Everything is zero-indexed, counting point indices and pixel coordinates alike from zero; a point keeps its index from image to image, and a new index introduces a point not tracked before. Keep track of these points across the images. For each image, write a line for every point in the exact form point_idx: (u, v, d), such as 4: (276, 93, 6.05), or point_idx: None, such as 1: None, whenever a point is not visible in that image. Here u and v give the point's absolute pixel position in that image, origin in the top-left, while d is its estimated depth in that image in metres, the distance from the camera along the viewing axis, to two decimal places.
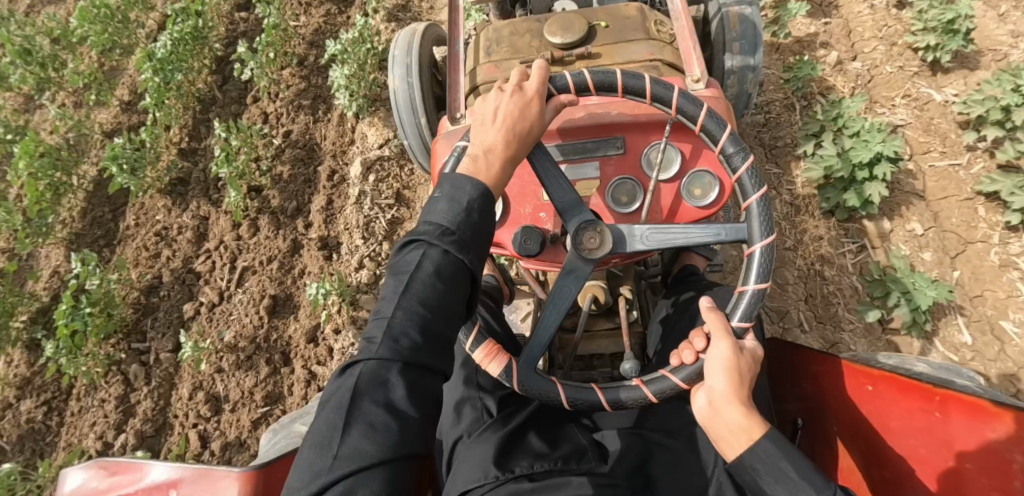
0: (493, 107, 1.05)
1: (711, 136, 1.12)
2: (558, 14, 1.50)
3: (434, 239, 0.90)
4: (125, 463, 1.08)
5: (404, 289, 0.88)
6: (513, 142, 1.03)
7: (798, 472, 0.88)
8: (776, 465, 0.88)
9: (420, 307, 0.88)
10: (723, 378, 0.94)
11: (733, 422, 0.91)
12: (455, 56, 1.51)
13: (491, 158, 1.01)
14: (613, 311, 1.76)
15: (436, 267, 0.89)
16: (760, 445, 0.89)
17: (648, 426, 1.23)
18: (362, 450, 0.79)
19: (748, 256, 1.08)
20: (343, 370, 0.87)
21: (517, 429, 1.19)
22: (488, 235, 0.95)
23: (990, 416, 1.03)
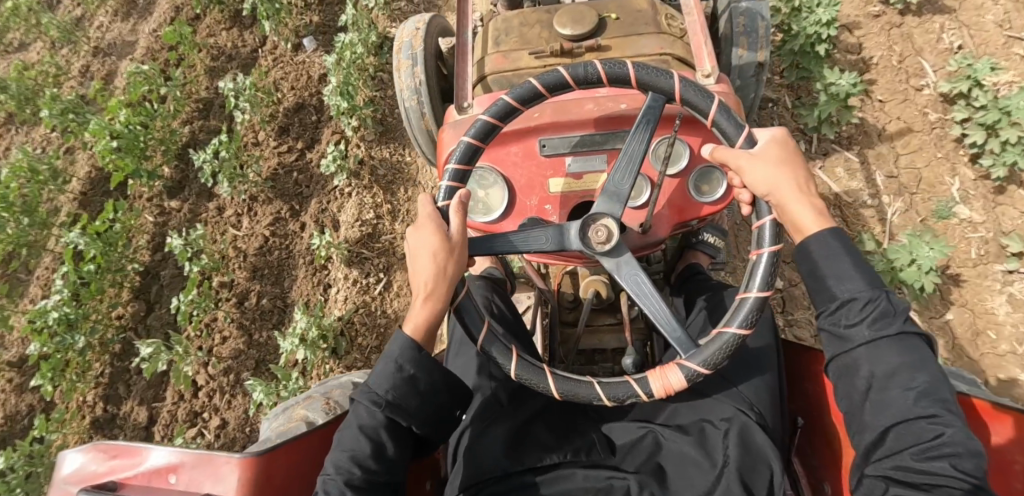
0: (414, 246, 1.11)
1: (721, 129, 1.11)
2: (569, 5, 1.49)
3: (361, 399, 1.06)
4: (124, 446, 1.08)
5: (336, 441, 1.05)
6: (439, 271, 1.08)
7: (856, 271, 0.97)
8: (836, 256, 0.99)
9: (349, 459, 1.02)
10: (785, 177, 1.05)
11: (804, 222, 1.03)
12: (463, 45, 1.50)
13: (418, 309, 1.09)
14: (614, 306, 1.78)
15: (362, 421, 1.05)
16: (825, 237, 1.01)
17: (660, 420, 1.21)
18: None
19: (755, 259, 1.07)
20: None
21: (526, 423, 1.22)
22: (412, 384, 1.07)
23: (992, 419, 1.03)
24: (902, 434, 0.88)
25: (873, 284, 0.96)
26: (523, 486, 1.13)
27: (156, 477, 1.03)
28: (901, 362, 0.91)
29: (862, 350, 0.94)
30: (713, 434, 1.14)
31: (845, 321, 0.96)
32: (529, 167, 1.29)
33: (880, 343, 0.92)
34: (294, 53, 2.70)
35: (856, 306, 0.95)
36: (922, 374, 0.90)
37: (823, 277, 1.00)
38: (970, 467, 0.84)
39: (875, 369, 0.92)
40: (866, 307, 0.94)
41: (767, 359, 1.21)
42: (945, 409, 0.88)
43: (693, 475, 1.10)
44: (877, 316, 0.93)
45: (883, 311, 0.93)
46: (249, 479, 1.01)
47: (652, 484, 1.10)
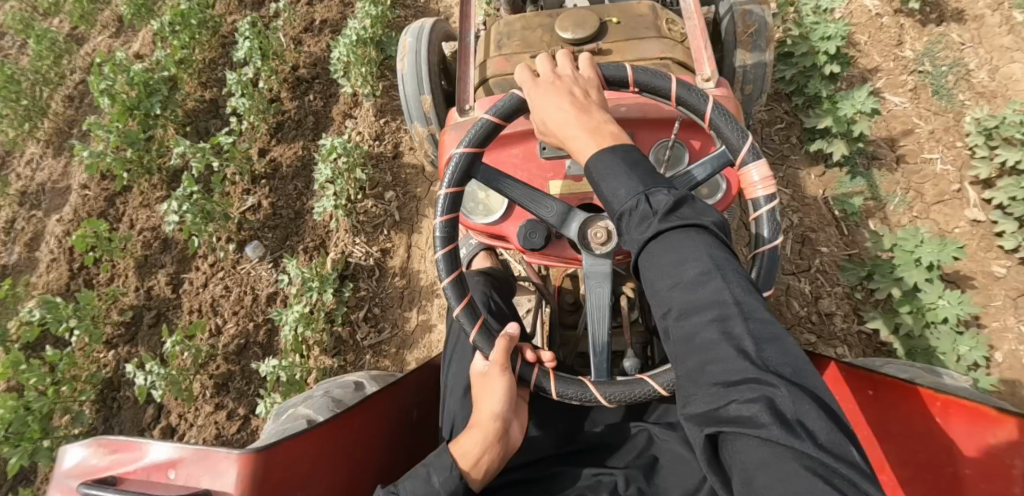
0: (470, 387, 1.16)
1: (718, 131, 1.11)
2: (570, 10, 1.50)
3: None
4: (124, 440, 1.08)
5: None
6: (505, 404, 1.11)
7: (626, 175, 0.92)
8: (610, 171, 0.94)
9: None
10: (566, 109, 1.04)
11: (580, 148, 1.01)
12: (466, 48, 1.51)
13: (472, 440, 1.10)
14: (614, 309, 1.77)
15: None
16: (603, 153, 0.97)
17: (652, 418, 1.22)
18: None
19: (755, 256, 1.07)
20: None
21: None
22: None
23: (990, 422, 1.04)
24: (692, 348, 0.79)
25: (646, 186, 0.90)
26: (515, 481, 1.17)
27: (157, 471, 1.05)
28: (670, 260, 0.83)
29: (643, 261, 0.87)
30: None
31: (624, 234, 0.90)
32: (528, 168, 1.30)
33: (650, 245, 0.86)
34: (235, 260, 2.39)
35: (627, 216, 0.89)
36: (691, 266, 0.82)
37: (602, 191, 0.95)
38: (768, 362, 0.74)
39: (651, 276, 0.86)
40: (634, 211, 0.89)
41: None
42: (719, 301, 0.79)
43: (680, 474, 1.11)
44: (637, 219, 0.88)
45: (645, 213, 0.88)
46: (248, 474, 1.02)
47: (640, 481, 1.11)
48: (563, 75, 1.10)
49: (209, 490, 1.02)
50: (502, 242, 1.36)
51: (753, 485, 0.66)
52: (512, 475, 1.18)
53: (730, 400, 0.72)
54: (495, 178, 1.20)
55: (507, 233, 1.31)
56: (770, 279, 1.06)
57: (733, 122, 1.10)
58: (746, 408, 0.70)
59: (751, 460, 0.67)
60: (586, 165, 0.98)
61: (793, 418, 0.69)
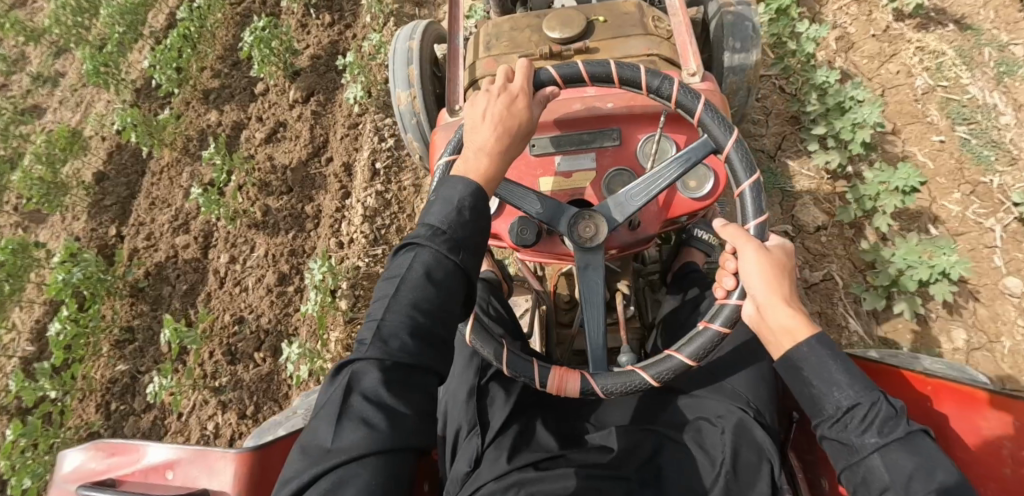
0: (479, 111, 1.08)
1: (691, 113, 1.16)
2: (557, 10, 1.52)
3: (426, 241, 0.93)
4: (123, 444, 1.10)
5: (395, 293, 0.91)
6: (505, 138, 1.05)
7: (843, 377, 0.94)
8: (824, 364, 0.95)
9: (411, 308, 0.90)
10: (762, 280, 1.01)
11: (786, 325, 0.98)
12: (455, 50, 1.53)
13: (480, 157, 1.03)
14: (610, 306, 1.78)
15: (427, 267, 0.92)
16: (806, 343, 0.97)
17: (659, 421, 1.22)
18: (357, 443, 0.81)
19: (738, 196, 1.11)
20: (337, 372, 0.89)
21: (527, 425, 1.22)
22: (482, 232, 0.98)
23: (981, 405, 1.04)
24: None
25: (860, 393, 0.92)
26: (526, 479, 1.09)
27: (153, 473, 1.05)
28: (918, 463, 0.86)
29: (873, 460, 0.89)
30: (708, 434, 1.16)
31: (847, 435, 0.92)
32: (517, 166, 1.31)
33: (890, 448, 0.88)
34: None
35: (857, 414, 0.91)
36: (941, 473, 0.85)
37: (818, 377, 0.95)
38: None
39: (888, 480, 0.87)
40: (869, 413, 0.91)
41: (763, 361, 1.25)
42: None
43: (690, 472, 1.12)
44: (882, 419, 0.90)
45: (881, 416, 0.90)
46: (243, 472, 1.03)
47: (652, 485, 1.12)
48: (779, 250, 1.05)
49: (205, 490, 1.02)
50: (495, 241, 1.38)
51: None
52: (522, 473, 1.10)
53: None
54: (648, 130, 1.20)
55: (499, 231, 1.33)
56: (763, 230, 1.08)
57: (692, 95, 1.15)
58: None
59: None
60: (801, 345, 0.97)
61: None
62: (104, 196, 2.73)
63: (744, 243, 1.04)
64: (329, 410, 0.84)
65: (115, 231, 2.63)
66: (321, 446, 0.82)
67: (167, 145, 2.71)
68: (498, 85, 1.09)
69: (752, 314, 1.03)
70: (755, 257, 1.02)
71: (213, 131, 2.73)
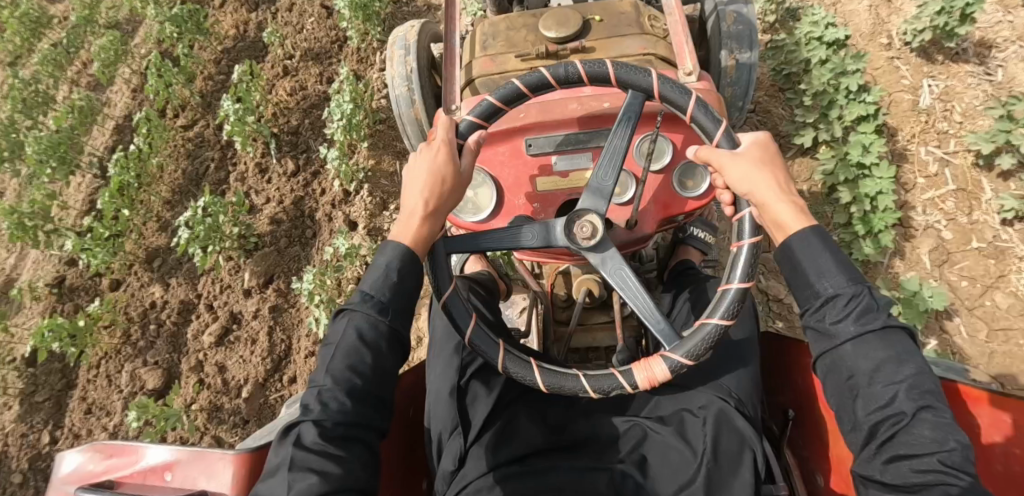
0: (413, 170, 1.13)
1: (681, 108, 1.15)
2: (554, 9, 1.52)
3: (359, 309, 1.03)
4: (121, 446, 1.10)
5: (331, 359, 1.00)
6: (435, 198, 1.10)
7: (835, 264, 0.96)
8: (817, 252, 0.97)
9: (348, 370, 0.99)
10: (755, 177, 1.03)
11: (783, 218, 1.00)
12: (452, 49, 1.53)
13: (410, 220, 1.08)
14: (607, 304, 1.79)
15: (361, 332, 1.02)
16: (802, 234, 0.98)
17: (643, 411, 1.23)
18: (310, 489, 0.87)
19: (738, 218, 1.12)
20: (284, 434, 0.95)
21: (509, 418, 1.23)
22: (410, 293, 1.06)
23: (973, 401, 1.05)
24: (886, 417, 0.88)
25: (849, 278, 0.95)
26: (511, 474, 1.14)
27: (152, 475, 1.05)
28: (888, 356, 0.90)
29: (849, 348, 0.93)
30: (690, 423, 1.16)
31: (829, 320, 0.95)
32: (515, 166, 1.32)
33: (867, 337, 0.91)
34: None
35: (840, 302, 0.94)
36: (910, 368, 0.89)
37: (808, 269, 0.97)
38: (957, 465, 0.82)
39: (863, 366, 0.91)
40: (851, 302, 0.93)
41: (748, 353, 1.24)
42: (937, 399, 0.88)
43: (674, 463, 1.13)
44: (861, 310, 0.92)
45: (865, 306, 0.93)
46: (242, 473, 1.03)
47: (634, 474, 1.14)
48: (755, 149, 1.07)
49: (205, 492, 1.02)
50: None
51: None
52: (506, 470, 1.14)
53: (925, 482, 0.83)
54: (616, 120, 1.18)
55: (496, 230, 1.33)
56: (756, 250, 1.09)
57: (681, 90, 1.15)
58: (948, 480, 0.81)
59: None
60: (794, 237, 0.98)
61: (971, 476, 0.82)
62: (34, 388, 2.32)
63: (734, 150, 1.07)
64: (279, 471, 0.91)
65: (48, 438, 2.23)
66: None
67: (105, 339, 2.30)
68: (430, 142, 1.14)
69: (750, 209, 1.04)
70: (740, 162, 1.05)
71: (156, 315, 2.36)
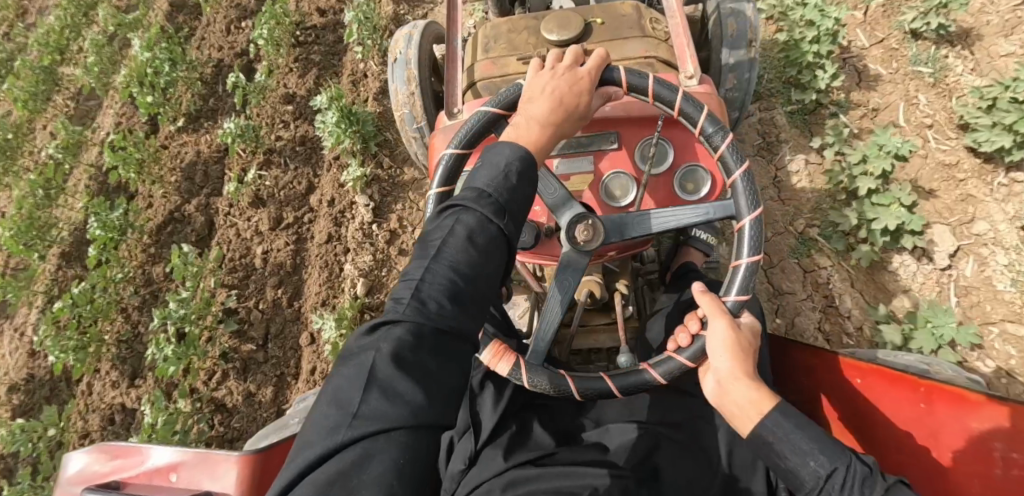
0: (538, 86, 1.11)
1: (689, 118, 1.17)
2: (555, 11, 1.52)
3: (472, 203, 0.92)
4: (127, 447, 1.11)
5: (436, 255, 0.89)
6: (559, 114, 1.08)
7: (812, 439, 0.95)
8: (789, 436, 0.96)
9: (452, 270, 0.87)
10: (725, 357, 1.04)
11: (744, 401, 1.01)
12: (454, 52, 1.54)
13: (531, 126, 1.05)
14: (609, 305, 1.79)
15: (470, 231, 0.90)
16: (770, 417, 0.98)
17: (654, 418, 1.23)
18: (384, 412, 0.76)
19: (738, 231, 1.13)
20: (369, 331, 0.84)
21: (523, 421, 1.24)
22: (525, 201, 0.97)
23: (973, 405, 1.04)
24: None
25: (831, 453, 0.93)
26: (528, 477, 1.11)
27: (157, 475, 1.06)
28: None
29: None
30: (706, 436, 1.20)
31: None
32: None
33: None
34: None
35: (836, 481, 0.90)
36: None
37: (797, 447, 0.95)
38: None
39: None
40: (847, 477, 0.90)
41: (761, 360, 1.27)
42: None
43: (690, 476, 1.14)
44: (859, 482, 0.89)
45: (861, 474, 0.90)
46: (246, 475, 1.04)
47: (650, 483, 1.14)
48: (749, 331, 1.09)
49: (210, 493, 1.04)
50: None
51: None
52: (517, 471, 1.12)
53: None
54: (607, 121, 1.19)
55: None
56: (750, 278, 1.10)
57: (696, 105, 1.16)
58: None
59: None
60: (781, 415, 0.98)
61: None
62: None
63: (716, 313, 1.07)
64: (351, 379, 0.79)
65: None
66: (338, 413, 0.76)
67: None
68: (556, 65, 1.13)
69: (713, 390, 1.06)
70: (723, 330, 1.05)
71: None
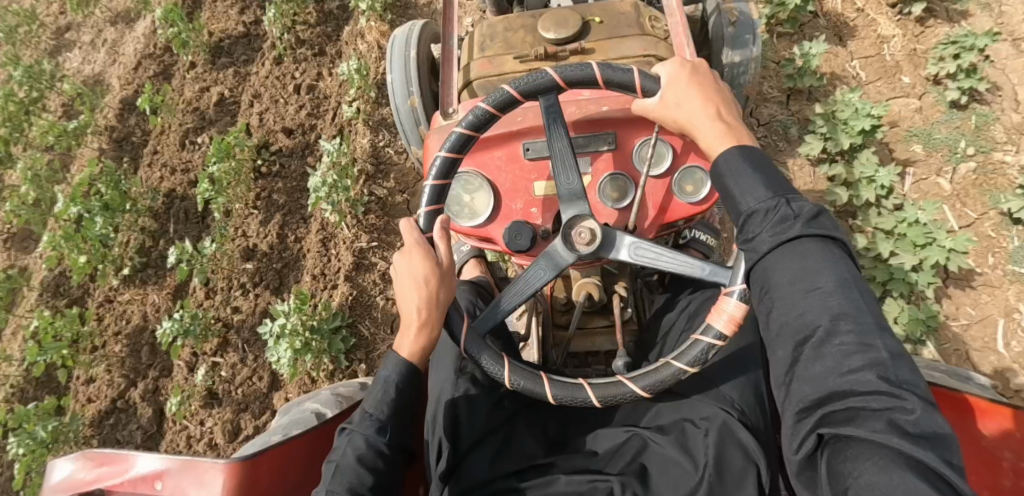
0: (398, 275, 1.14)
1: None
2: (552, 9, 1.49)
3: (361, 426, 1.08)
4: (112, 454, 1.08)
5: (332, 475, 1.03)
6: (429, 302, 1.11)
7: (753, 178, 0.93)
8: (739, 171, 0.95)
9: (350, 485, 1.02)
10: (690, 101, 1.07)
11: (710, 140, 1.02)
12: (449, 49, 1.51)
13: (406, 327, 1.11)
14: (607, 308, 1.77)
15: (360, 452, 1.05)
16: (727, 149, 0.99)
17: (644, 422, 1.21)
18: None
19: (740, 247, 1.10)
20: None
21: (506, 425, 1.21)
22: (411, 411, 1.12)
23: (979, 414, 1.08)
24: (803, 333, 0.81)
25: (772, 189, 0.91)
26: (510, 488, 1.13)
27: (142, 484, 1.04)
28: (804, 267, 0.83)
29: (768, 263, 0.87)
30: (692, 434, 1.13)
31: (751, 233, 0.90)
32: (511, 170, 1.29)
33: (786, 250, 0.86)
34: None
35: (760, 216, 0.90)
36: (829, 274, 0.82)
37: (796, 272, 0.84)
38: (893, 377, 0.74)
39: (781, 279, 0.85)
40: (770, 215, 0.89)
41: (752, 358, 1.21)
42: (860, 309, 0.80)
43: (675, 479, 1.10)
44: (779, 220, 0.87)
45: (784, 215, 0.88)
46: (234, 484, 1.02)
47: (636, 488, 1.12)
48: (698, 73, 1.10)
49: None
50: (485, 244, 1.36)
51: (849, 450, 0.71)
52: (504, 482, 1.14)
53: (842, 399, 0.74)
54: (545, 124, 1.18)
55: (492, 235, 1.30)
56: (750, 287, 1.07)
57: None
58: (861, 394, 0.73)
59: (859, 452, 0.70)
60: (795, 232, 0.85)
61: (898, 387, 0.73)
62: None
63: (681, 81, 1.10)
64: None
65: None
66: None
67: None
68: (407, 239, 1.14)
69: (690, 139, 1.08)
70: (674, 79, 1.10)
71: None
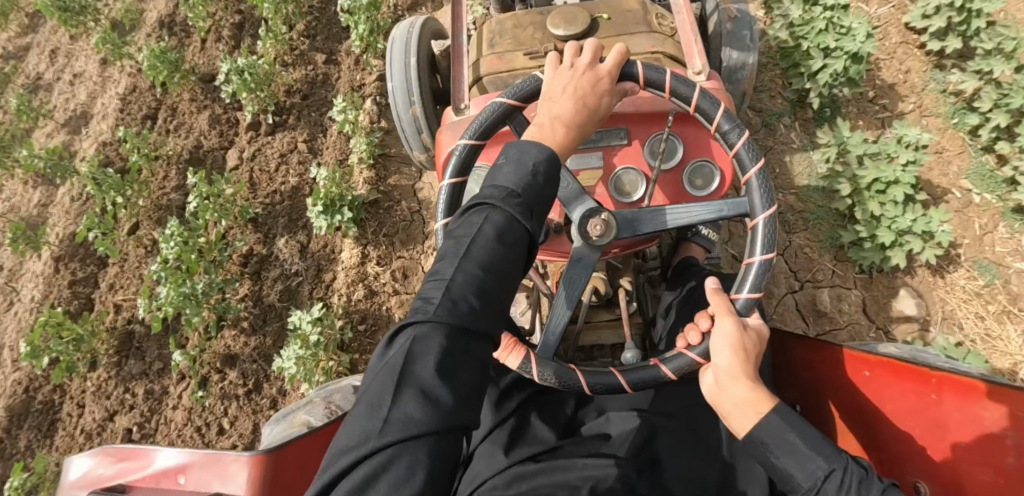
0: (557, 84, 1.09)
1: (705, 115, 1.16)
2: (560, 7, 1.51)
3: (500, 201, 0.90)
4: (133, 449, 1.08)
5: (465, 252, 0.87)
6: (581, 114, 1.07)
7: (811, 444, 0.94)
8: (789, 437, 0.96)
9: (478, 269, 0.86)
10: (727, 354, 1.03)
11: (740, 400, 1.00)
12: (458, 47, 1.54)
13: (556, 126, 1.04)
14: (613, 302, 1.78)
15: (498, 230, 0.89)
16: (766, 418, 0.98)
17: (654, 410, 1.23)
18: (413, 416, 0.74)
19: (752, 227, 1.13)
20: (393, 338, 0.83)
21: (520, 413, 1.23)
22: (550, 202, 0.96)
23: (981, 395, 1.06)
24: None
25: (829, 460, 0.93)
26: (526, 472, 1.11)
27: (165, 478, 1.04)
28: None
29: None
30: (703, 420, 1.20)
31: None
32: None
33: None
34: None
35: (835, 481, 0.91)
36: None
37: None
38: None
39: None
40: (844, 478, 0.90)
41: None
42: None
43: (688, 463, 1.13)
44: (857, 483, 0.89)
45: (858, 476, 0.90)
46: (258, 477, 1.02)
47: (649, 471, 1.12)
48: (755, 333, 1.06)
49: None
50: None
51: None
52: (519, 467, 1.12)
53: None
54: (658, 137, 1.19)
55: None
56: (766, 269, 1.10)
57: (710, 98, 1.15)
58: None
59: None
60: (876, 495, 0.87)
61: None
62: None
63: (723, 311, 1.06)
64: (383, 381, 0.78)
65: None
66: (370, 421, 0.75)
67: None
68: (573, 64, 1.10)
69: (710, 387, 1.04)
70: (728, 327, 1.04)
71: None
